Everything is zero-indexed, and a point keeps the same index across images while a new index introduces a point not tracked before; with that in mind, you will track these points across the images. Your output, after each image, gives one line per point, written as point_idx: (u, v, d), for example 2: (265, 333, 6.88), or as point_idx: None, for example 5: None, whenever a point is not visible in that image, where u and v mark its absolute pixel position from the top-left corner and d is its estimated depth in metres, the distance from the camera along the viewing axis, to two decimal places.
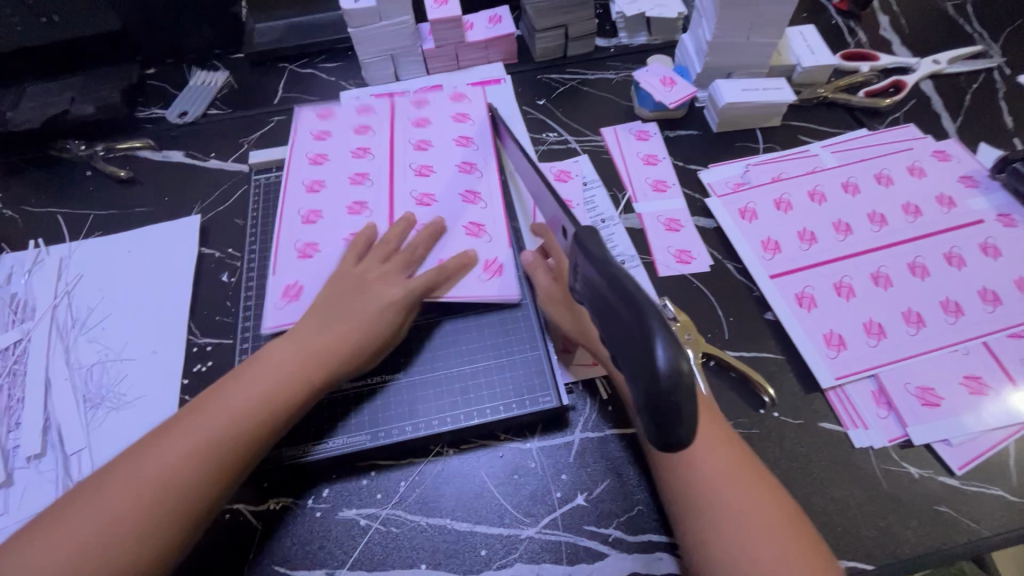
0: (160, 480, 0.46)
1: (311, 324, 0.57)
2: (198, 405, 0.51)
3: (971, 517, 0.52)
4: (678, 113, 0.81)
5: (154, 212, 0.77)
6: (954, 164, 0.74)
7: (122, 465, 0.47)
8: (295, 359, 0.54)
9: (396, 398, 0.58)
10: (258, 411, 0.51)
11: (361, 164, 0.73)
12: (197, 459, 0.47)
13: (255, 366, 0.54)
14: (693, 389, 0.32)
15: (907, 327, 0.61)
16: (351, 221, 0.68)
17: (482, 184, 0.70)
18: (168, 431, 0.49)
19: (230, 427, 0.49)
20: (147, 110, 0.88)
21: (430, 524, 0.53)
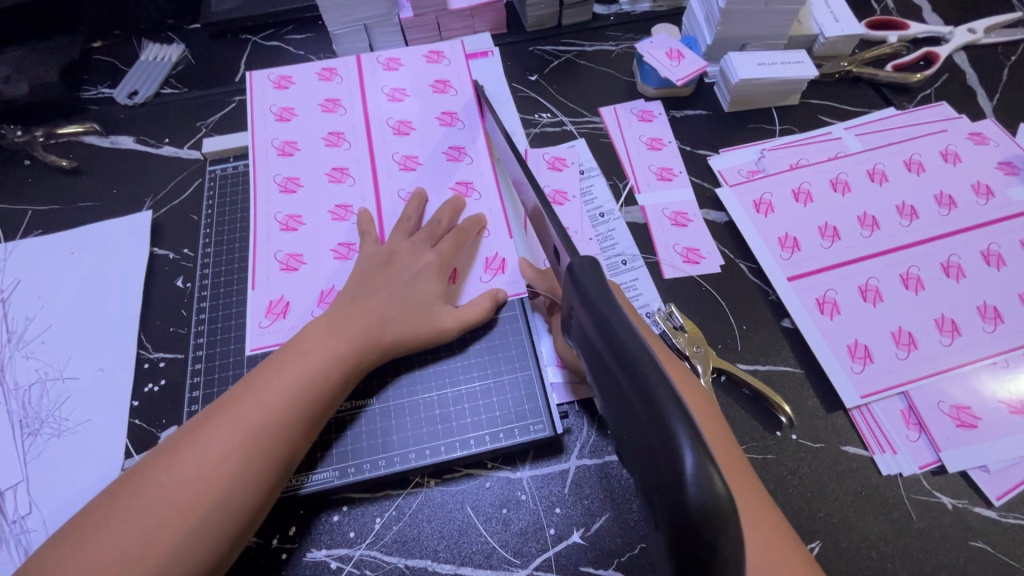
0: (131, 565, 0.39)
1: (286, 352, 0.50)
2: (160, 466, 0.43)
3: (1010, 553, 0.47)
4: (686, 90, 0.73)
5: (101, 207, 0.69)
6: (992, 148, 0.67)
7: (83, 548, 0.40)
8: (270, 399, 0.46)
9: (372, 426, 0.52)
10: (236, 468, 0.43)
11: (337, 157, 0.64)
12: (171, 536, 0.40)
13: (224, 412, 0.46)
14: (733, 513, 0.24)
15: (941, 337, 0.55)
16: (339, 227, 0.61)
17: (473, 173, 0.63)
18: (130, 502, 0.42)
19: (205, 493, 0.42)
20: (93, 88, 0.79)
21: (409, 567, 0.47)
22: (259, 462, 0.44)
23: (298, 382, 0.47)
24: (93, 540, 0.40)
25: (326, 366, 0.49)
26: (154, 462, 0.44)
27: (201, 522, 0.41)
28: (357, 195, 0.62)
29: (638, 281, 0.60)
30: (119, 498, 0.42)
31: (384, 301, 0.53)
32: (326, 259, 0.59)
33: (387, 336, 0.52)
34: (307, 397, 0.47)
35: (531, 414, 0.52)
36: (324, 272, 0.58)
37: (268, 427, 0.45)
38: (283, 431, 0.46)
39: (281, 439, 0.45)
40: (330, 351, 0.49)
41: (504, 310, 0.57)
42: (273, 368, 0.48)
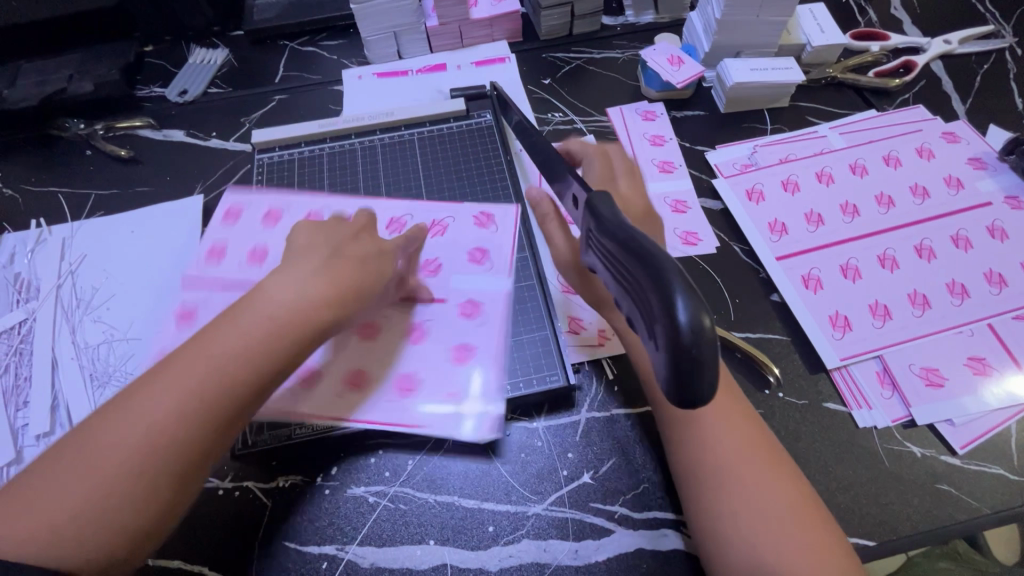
0: (88, 511, 0.39)
1: (236, 307, 0.47)
2: (107, 419, 0.41)
3: (970, 495, 0.53)
4: (685, 93, 0.80)
5: (156, 192, 0.76)
6: (963, 145, 0.74)
7: (31, 503, 0.39)
8: (223, 350, 0.44)
9: (390, 380, 0.57)
10: (189, 413, 0.42)
11: (297, 203, 0.70)
12: (126, 484, 0.40)
13: (174, 362, 0.44)
14: (715, 342, 0.29)
15: (913, 309, 0.62)
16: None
17: (483, 180, 0.71)
18: (80, 452, 0.40)
19: (159, 438, 0.41)
20: (146, 88, 0.87)
21: (438, 501, 0.54)
22: (225, 404, 0.43)
23: (250, 334, 0.45)
24: (43, 492, 0.39)
25: (278, 319, 0.46)
26: (104, 412, 0.42)
27: (168, 461, 0.41)
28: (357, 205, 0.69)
29: None
30: (68, 452, 0.41)
31: (356, 261, 0.51)
32: None
33: (356, 289, 0.50)
34: (262, 348, 0.45)
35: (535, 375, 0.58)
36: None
37: (220, 377, 0.43)
38: (236, 381, 0.44)
39: (237, 390, 0.44)
40: (282, 305, 0.46)
41: (516, 281, 0.64)
42: (222, 323, 0.46)
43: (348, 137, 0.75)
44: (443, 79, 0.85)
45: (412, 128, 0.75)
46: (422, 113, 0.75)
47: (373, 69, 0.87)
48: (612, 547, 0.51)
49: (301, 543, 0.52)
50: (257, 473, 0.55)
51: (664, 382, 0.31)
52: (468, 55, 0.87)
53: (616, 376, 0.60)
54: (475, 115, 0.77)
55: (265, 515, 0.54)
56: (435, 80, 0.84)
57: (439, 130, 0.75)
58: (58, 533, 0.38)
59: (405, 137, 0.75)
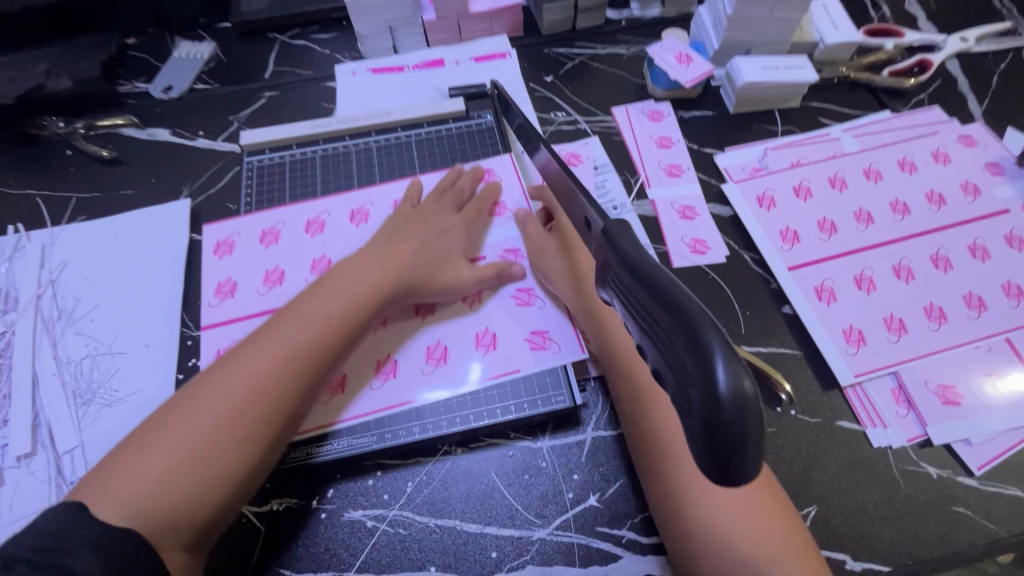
0: (178, 473, 0.45)
1: (308, 299, 0.54)
2: (202, 391, 0.49)
3: (989, 518, 0.51)
4: (693, 92, 0.77)
5: (141, 195, 0.73)
6: (980, 149, 0.71)
7: (134, 463, 0.46)
8: (298, 335, 0.52)
9: (415, 359, 0.57)
10: (268, 390, 0.49)
11: (265, 219, 0.65)
12: (212, 451, 0.46)
13: (256, 345, 0.51)
14: (758, 411, 0.26)
15: (929, 322, 0.60)
16: (273, 293, 0.60)
17: (495, 163, 0.69)
18: (177, 420, 0.48)
19: (243, 411, 0.48)
20: (129, 84, 0.83)
21: (439, 526, 0.52)
22: (298, 373, 0.50)
23: (321, 321, 0.52)
24: (143, 453, 0.46)
25: (345, 308, 0.54)
26: (198, 385, 0.50)
27: (251, 420, 0.48)
28: (368, 199, 0.66)
29: None
30: (166, 418, 0.48)
31: (415, 249, 0.59)
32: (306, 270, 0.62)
33: (411, 278, 0.57)
34: (332, 334, 0.52)
35: (555, 348, 0.57)
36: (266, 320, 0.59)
37: (296, 361, 0.50)
38: (311, 363, 0.51)
39: (309, 371, 0.51)
40: (351, 294, 0.54)
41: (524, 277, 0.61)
42: (295, 310, 0.54)
43: (343, 138, 0.71)
44: (442, 75, 0.81)
45: (410, 128, 0.72)
46: (420, 113, 0.72)
47: (367, 64, 0.83)
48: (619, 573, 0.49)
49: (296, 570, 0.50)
50: (249, 496, 0.53)
51: (699, 456, 0.28)
52: (466, 50, 0.84)
53: None
54: (476, 115, 0.73)
55: (258, 540, 0.51)
56: (433, 77, 0.81)
57: (438, 130, 0.72)
58: (154, 493, 0.44)
59: (402, 138, 0.71)
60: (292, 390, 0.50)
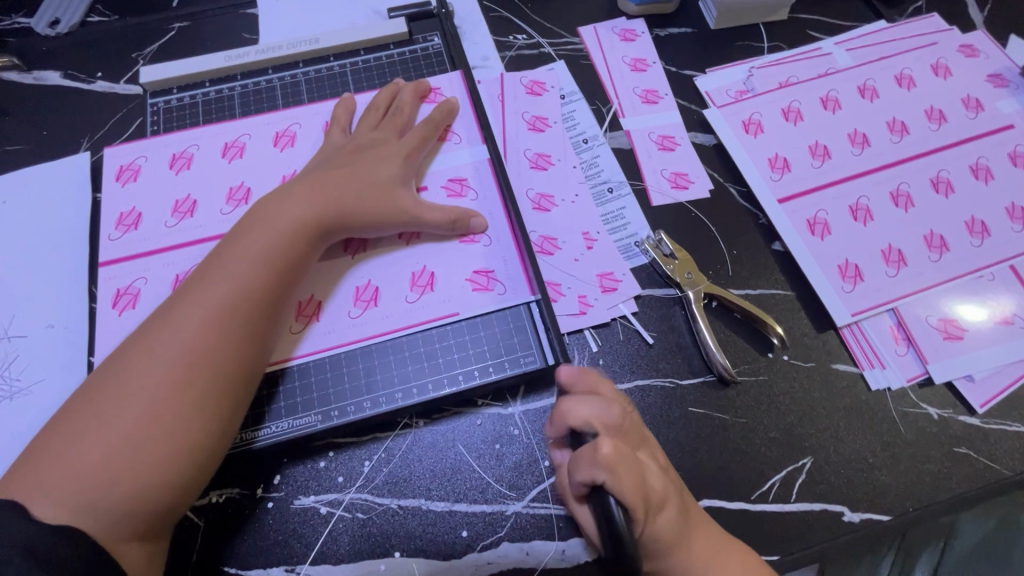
0: (120, 458, 0.38)
1: (237, 239, 0.46)
2: (131, 359, 0.41)
3: (991, 457, 0.48)
4: (669, 6, 0.68)
5: (30, 151, 0.62)
6: (982, 60, 0.65)
7: (63, 453, 0.38)
8: (237, 280, 0.44)
9: (342, 301, 0.51)
10: (213, 348, 0.42)
11: (176, 142, 0.56)
12: (162, 420, 0.39)
13: (187, 298, 0.43)
14: None
15: (929, 253, 0.55)
16: (184, 226, 0.52)
17: (443, 81, 0.60)
18: (109, 395, 0.40)
19: (187, 375, 0.40)
20: (6, 18, 0.69)
21: (402, 507, 0.46)
22: (240, 330, 0.43)
23: (261, 262, 0.45)
24: (73, 441, 0.38)
25: (283, 246, 0.46)
26: (125, 354, 0.41)
27: (194, 391, 0.40)
28: (294, 119, 0.57)
29: (626, 209, 0.57)
30: (95, 397, 0.40)
31: (347, 177, 0.50)
32: (221, 202, 0.53)
33: (342, 210, 0.49)
34: (275, 277, 0.45)
35: (501, 290, 0.51)
36: (176, 256, 0.51)
37: (239, 311, 0.43)
38: (257, 311, 0.44)
39: (256, 321, 0.44)
40: (290, 229, 0.46)
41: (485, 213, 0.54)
42: (226, 255, 0.45)
43: (265, 71, 0.60)
44: None
45: (344, 57, 0.61)
46: (354, 39, 0.61)
47: None
48: None
49: (243, 567, 0.45)
50: None
51: None
52: None
53: (601, 348, 0.52)
54: (421, 39, 0.63)
55: (197, 538, 0.45)
56: None
57: (377, 58, 0.62)
58: (94, 481, 0.37)
59: (335, 69, 0.61)
60: (234, 348, 0.42)
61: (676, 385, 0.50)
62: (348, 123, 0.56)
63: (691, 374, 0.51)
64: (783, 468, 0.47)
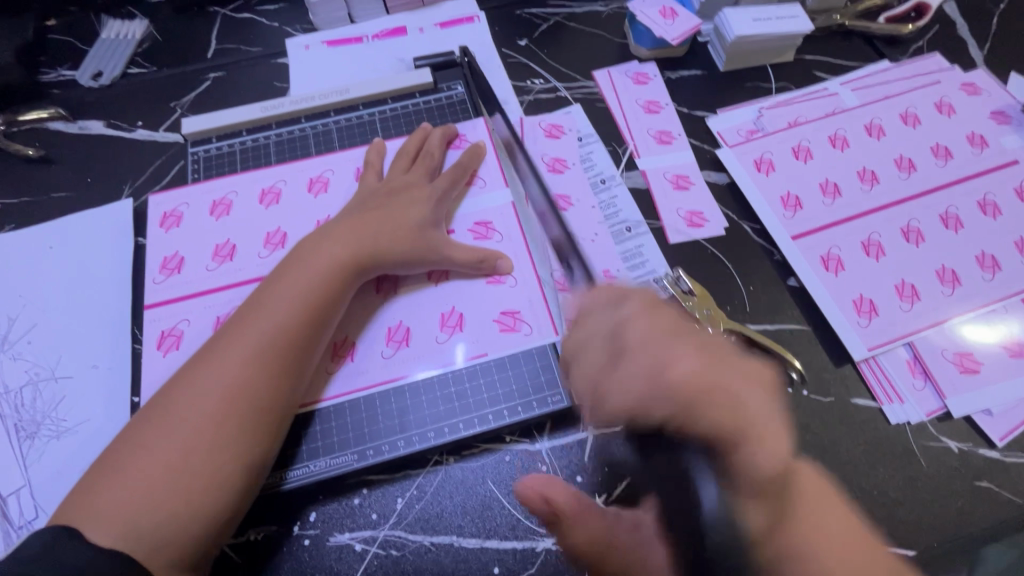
0: (164, 486, 0.41)
1: (275, 283, 0.49)
2: (178, 397, 0.44)
3: (1014, 491, 0.49)
4: (680, 50, 0.71)
5: (75, 197, 0.65)
6: (985, 98, 0.67)
7: (114, 484, 0.41)
8: (276, 320, 0.47)
9: (376, 342, 0.53)
10: (253, 388, 0.44)
11: (216, 189, 0.59)
12: (202, 453, 0.42)
13: (227, 340, 0.46)
14: None
15: (942, 287, 0.56)
16: (224, 269, 0.54)
17: (467, 127, 0.63)
18: (157, 429, 0.43)
19: (229, 414, 0.43)
20: (53, 71, 0.73)
21: (435, 543, 0.47)
22: (278, 367, 0.46)
23: (296, 304, 0.47)
24: (124, 473, 0.41)
25: (320, 289, 0.48)
26: (174, 388, 0.44)
27: (234, 425, 0.43)
28: (327, 166, 0.60)
29: (644, 247, 0.60)
30: (145, 427, 0.43)
31: (383, 220, 0.53)
32: (258, 246, 0.55)
33: (378, 255, 0.51)
34: (310, 318, 0.47)
35: (527, 331, 0.53)
36: (218, 299, 0.53)
37: (275, 352, 0.46)
38: (292, 353, 0.46)
39: (293, 361, 0.46)
40: (326, 271, 0.49)
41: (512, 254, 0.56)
42: (266, 297, 0.48)
43: (298, 120, 0.64)
44: (405, 45, 0.74)
45: (373, 105, 0.65)
46: (382, 87, 0.65)
47: (322, 37, 0.75)
48: None
49: None
50: None
51: None
52: (430, 15, 0.76)
53: None
54: (445, 87, 0.66)
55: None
56: (396, 47, 0.74)
57: (404, 106, 0.65)
58: (143, 510, 0.40)
59: (364, 116, 0.64)
60: (271, 386, 0.45)
61: None
62: (379, 168, 0.59)
63: None
64: None
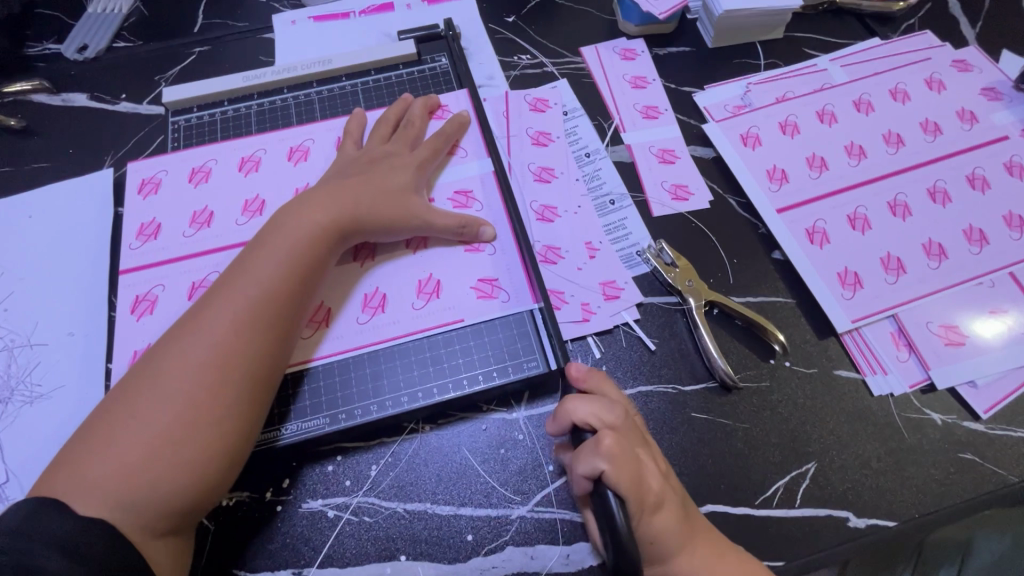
0: (150, 457, 0.39)
1: (259, 248, 0.47)
2: (162, 364, 0.42)
3: (997, 463, 0.48)
4: (668, 26, 0.71)
5: (56, 168, 0.65)
6: (975, 74, 0.66)
7: (98, 456, 0.39)
8: (262, 285, 0.45)
9: (351, 308, 0.52)
10: (242, 351, 0.43)
11: (196, 157, 0.58)
12: (189, 422, 0.40)
13: (209, 307, 0.44)
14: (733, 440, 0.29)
15: (928, 260, 0.55)
16: (201, 236, 0.54)
17: (450, 98, 0.62)
18: (139, 399, 0.41)
19: (219, 378, 0.42)
20: (37, 44, 0.73)
21: (408, 510, 0.47)
22: (265, 333, 0.44)
23: (282, 270, 0.46)
24: (106, 446, 0.39)
25: (305, 255, 0.47)
26: (155, 357, 0.43)
27: (221, 392, 0.42)
28: (308, 135, 0.59)
29: (628, 220, 0.59)
30: (126, 399, 0.41)
31: (362, 185, 0.52)
32: (236, 213, 0.55)
33: (358, 221, 0.50)
34: (296, 284, 0.46)
35: (504, 297, 0.52)
36: (193, 265, 0.52)
37: (262, 317, 0.44)
38: (279, 317, 0.45)
39: (281, 324, 0.45)
40: (308, 235, 0.48)
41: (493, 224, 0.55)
42: (249, 263, 0.47)
43: (281, 91, 0.63)
44: (392, 20, 0.73)
45: (356, 77, 0.64)
46: (366, 59, 0.64)
47: (309, 12, 0.74)
48: None
49: (252, 570, 0.45)
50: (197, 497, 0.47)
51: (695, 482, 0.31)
52: None
53: (604, 354, 0.53)
54: (430, 60, 0.66)
55: (206, 541, 0.46)
56: (383, 22, 0.73)
57: (387, 77, 0.64)
58: (129, 482, 0.38)
59: (347, 88, 0.64)
60: (259, 351, 0.44)
61: (679, 391, 0.51)
62: (359, 137, 0.58)
63: (694, 380, 0.51)
64: (788, 473, 0.48)
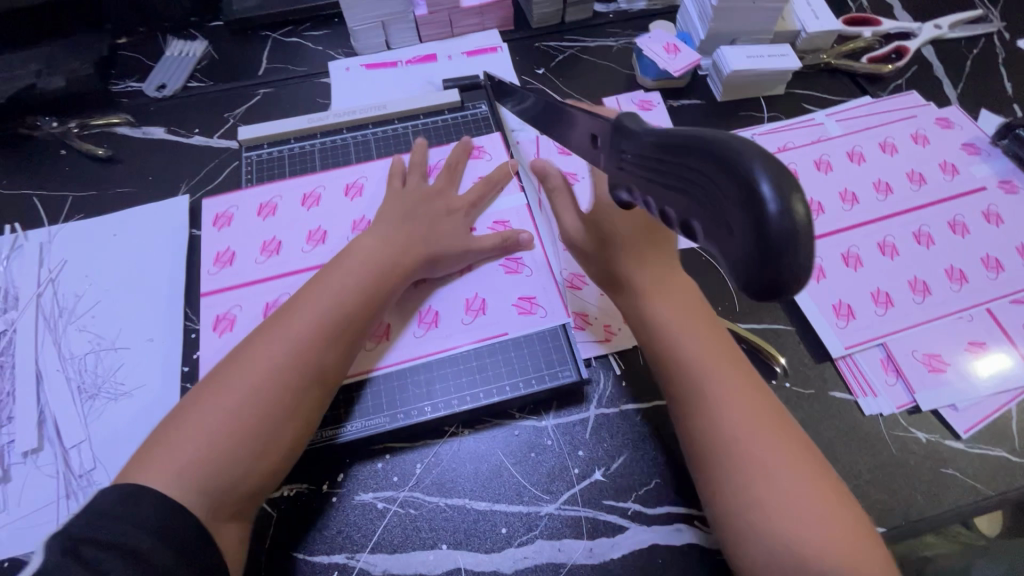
0: (230, 441, 0.44)
1: (334, 267, 0.54)
2: (246, 361, 0.48)
3: (976, 478, 0.54)
4: (682, 81, 0.79)
5: (137, 193, 0.73)
6: (957, 131, 0.74)
7: (183, 437, 0.44)
8: (337, 299, 0.51)
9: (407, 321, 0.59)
10: (316, 357, 0.49)
11: (263, 193, 0.66)
12: (267, 414, 0.46)
13: (289, 315, 0.51)
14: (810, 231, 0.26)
15: (914, 295, 0.62)
16: (270, 262, 0.61)
17: (487, 141, 0.71)
18: (223, 390, 0.46)
19: (296, 379, 0.47)
20: (121, 83, 0.82)
21: (450, 504, 0.53)
22: (336, 342, 0.50)
23: (354, 287, 0.53)
24: (191, 428, 0.44)
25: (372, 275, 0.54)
26: (238, 355, 0.48)
27: (295, 390, 0.47)
28: (361, 174, 0.67)
29: None
30: (210, 389, 0.46)
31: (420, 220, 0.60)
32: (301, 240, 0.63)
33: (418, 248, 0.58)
34: (366, 300, 0.53)
35: (541, 314, 0.59)
36: (266, 287, 0.60)
37: (335, 328, 0.50)
38: (349, 329, 0.51)
39: (348, 335, 0.51)
40: (375, 257, 0.55)
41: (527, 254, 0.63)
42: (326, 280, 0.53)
43: (340, 131, 0.72)
44: (436, 69, 0.83)
45: (406, 120, 0.73)
46: (416, 105, 0.73)
47: (362, 61, 0.84)
48: (625, 545, 0.51)
49: (310, 554, 0.51)
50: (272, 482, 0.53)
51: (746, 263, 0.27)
52: (458, 45, 0.85)
53: (624, 370, 0.59)
54: (471, 106, 0.74)
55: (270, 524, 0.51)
56: (427, 71, 0.82)
57: (433, 121, 0.73)
58: (209, 463, 0.43)
59: (398, 130, 0.72)
60: (329, 358, 0.50)
61: None
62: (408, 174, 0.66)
63: None
64: None
